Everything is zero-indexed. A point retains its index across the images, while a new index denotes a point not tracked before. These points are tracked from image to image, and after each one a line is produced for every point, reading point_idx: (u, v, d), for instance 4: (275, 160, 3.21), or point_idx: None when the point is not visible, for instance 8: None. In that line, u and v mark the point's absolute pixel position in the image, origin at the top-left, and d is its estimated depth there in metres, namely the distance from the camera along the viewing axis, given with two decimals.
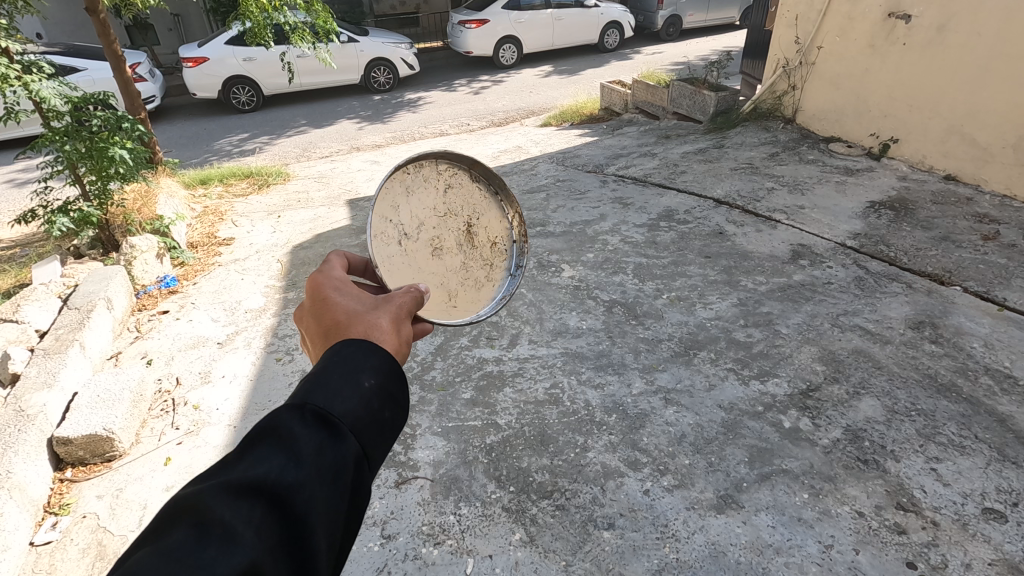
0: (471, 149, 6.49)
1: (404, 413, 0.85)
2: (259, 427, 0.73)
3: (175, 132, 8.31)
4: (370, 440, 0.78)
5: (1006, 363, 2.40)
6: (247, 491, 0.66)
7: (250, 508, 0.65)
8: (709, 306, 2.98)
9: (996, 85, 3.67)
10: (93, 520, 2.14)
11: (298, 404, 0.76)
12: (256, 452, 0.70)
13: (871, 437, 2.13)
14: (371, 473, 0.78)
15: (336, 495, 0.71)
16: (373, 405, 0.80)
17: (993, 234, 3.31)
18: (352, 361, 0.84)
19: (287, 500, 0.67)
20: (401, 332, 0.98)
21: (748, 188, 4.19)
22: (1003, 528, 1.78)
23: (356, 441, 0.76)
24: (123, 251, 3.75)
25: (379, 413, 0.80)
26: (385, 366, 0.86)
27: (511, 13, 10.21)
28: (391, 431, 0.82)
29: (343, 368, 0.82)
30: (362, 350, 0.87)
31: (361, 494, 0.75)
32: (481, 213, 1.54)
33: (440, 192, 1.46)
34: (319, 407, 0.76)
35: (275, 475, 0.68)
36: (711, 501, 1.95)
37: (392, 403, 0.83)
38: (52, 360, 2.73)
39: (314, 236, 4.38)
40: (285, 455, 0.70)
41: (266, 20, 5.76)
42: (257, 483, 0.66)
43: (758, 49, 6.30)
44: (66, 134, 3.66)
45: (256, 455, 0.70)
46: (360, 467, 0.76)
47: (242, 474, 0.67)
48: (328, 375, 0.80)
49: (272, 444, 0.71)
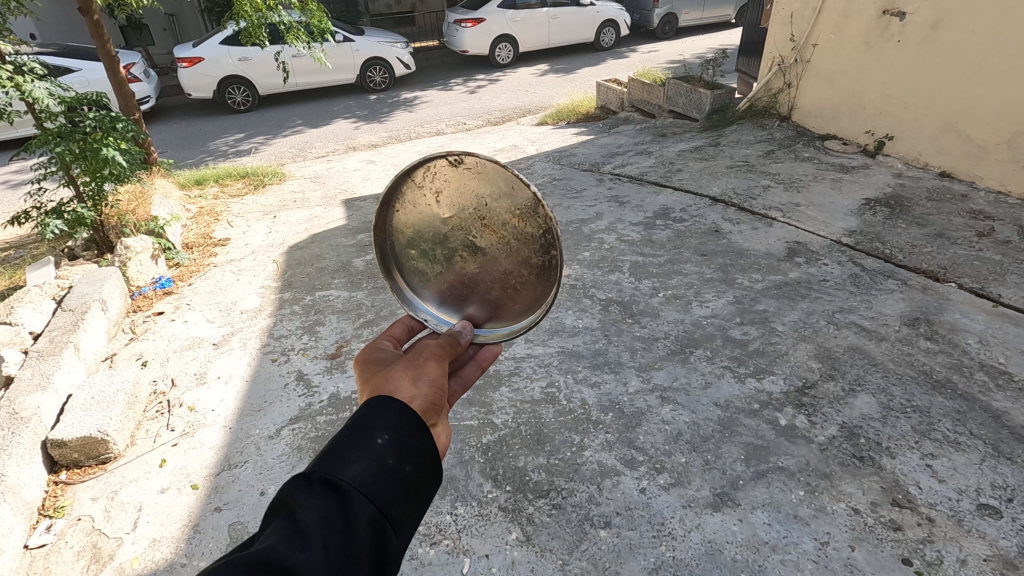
0: (468, 148, 6.48)
1: (423, 466, 0.86)
2: (276, 502, 0.78)
3: (170, 133, 8.27)
4: (386, 497, 0.80)
5: (1001, 360, 2.41)
6: (257, 569, 0.70)
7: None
8: (705, 304, 2.98)
9: (991, 82, 3.68)
10: (89, 522, 2.13)
11: (308, 473, 0.79)
12: (269, 531, 0.75)
13: (867, 434, 2.13)
14: (391, 530, 0.80)
15: (349, 561, 0.74)
16: (388, 462, 0.82)
17: (988, 231, 3.31)
18: (364, 421, 0.86)
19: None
20: (423, 371, 1.00)
21: (744, 186, 4.20)
22: (997, 523, 1.78)
23: (367, 502, 0.78)
24: (118, 252, 3.74)
25: (396, 471, 0.82)
26: (401, 420, 0.88)
27: (507, 12, 10.19)
28: (411, 485, 0.83)
29: (355, 429, 0.85)
30: (375, 407, 0.89)
31: (381, 553, 0.78)
32: (487, 197, 1.21)
33: (433, 207, 1.29)
34: (328, 473, 0.79)
35: (284, 551, 0.72)
36: (708, 499, 1.96)
37: (408, 457, 0.85)
38: (46, 362, 2.72)
39: (309, 237, 4.37)
40: (295, 536, 0.73)
41: (260, 20, 5.73)
42: (266, 560, 0.71)
43: (753, 47, 6.31)
44: (59, 135, 3.64)
45: (268, 534, 0.75)
46: (376, 528, 0.78)
47: (251, 553, 0.71)
48: (340, 440, 0.83)
49: (284, 520, 0.75)
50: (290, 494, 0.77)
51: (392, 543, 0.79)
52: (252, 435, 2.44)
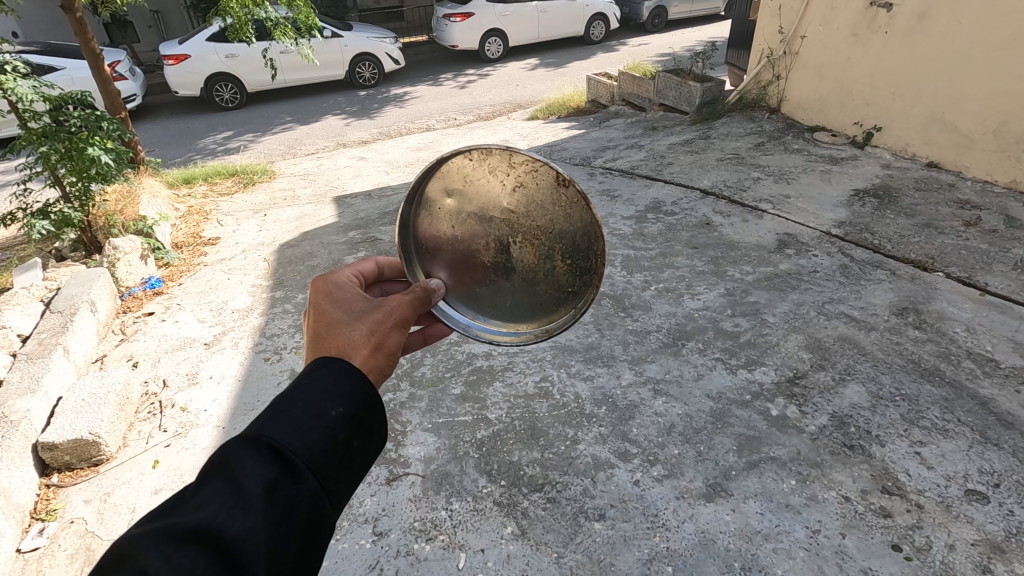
0: (459, 144, 6.46)
1: (372, 441, 0.82)
2: (213, 462, 0.72)
3: (157, 131, 8.20)
4: (330, 472, 0.76)
5: (987, 348, 2.44)
6: (194, 537, 0.64)
7: (193, 558, 0.63)
8: (697, 297, 2.99)
9: (977, 72, 3.71)
10: (82, 525, 2.12)
11: (256, 437, 0.73)
12: (205, 492, 0.69)
13: (857, 423, 2.16)
14: (331, 505, 0.76)
15: (286, 535, 0.69)
16: (339, 435, 0.77)
17: (975, 220, 3.35)
18: (320, 387, 0.81)
19: (234, 545, 0.65)
20: (382, 341, 0.94)
21: (734, 178, 4.22)
22: (985, 508, 1.81)
23: (314, 476, 0.74)
24: (106, 253, 3.71)
25: (345, 445, 0.78)
26: (358, 392, 0.83)
27: (496, 6, 10.14)
28: (355, 462, 0.79)
29: (312, 393, 0.79)
30: (335, 372, 0.83)
31: (319, 530, 0.73)
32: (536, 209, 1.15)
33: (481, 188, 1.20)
34: (270, 439, 0.73)
35: (224, 517, 0.66)
36: (700, 490, 1.97)
37: (358, 431, 0.80)
38: (35, 365, 2.69)
39: (300, 235, 4.34)
40: (230, 499, 0.68)
41: (246, 16, 5.65)
42: (204, 527, 0.65)
43: (743, 39, 6.32)
44: (44, 135, 3.59)
45: (206, 495, 0.68)
46: (317, 504, 0.73)
47: (188, 518, 0.66)
48: (291, 405, 0.77)
49: (225, 481, 0.69)
50: (238, 457, 0.72)
51: (329, 516, 0.75)
52: None
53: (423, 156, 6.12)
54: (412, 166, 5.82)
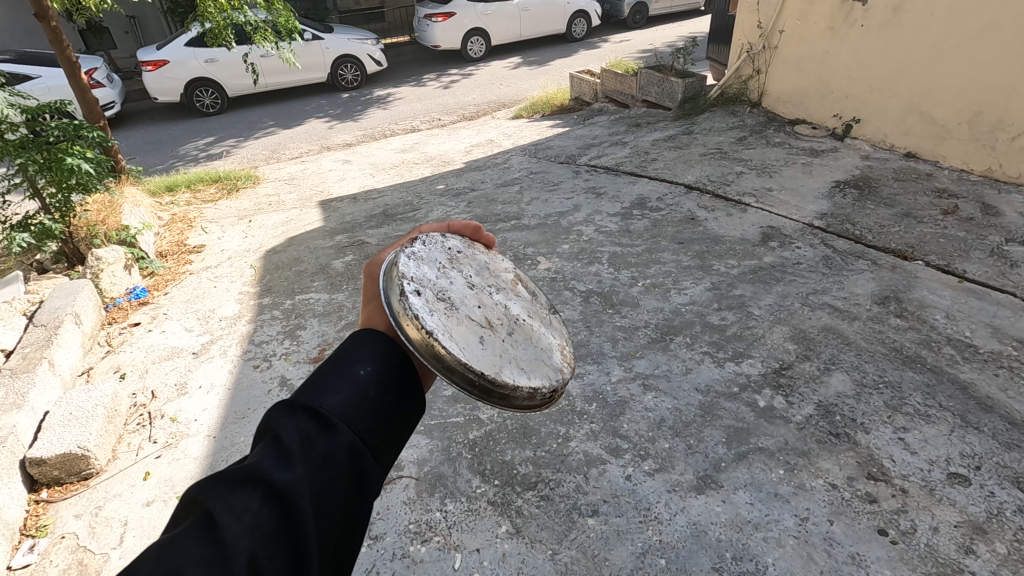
0: (444, 144, 6.45)
1: (406, 399, 0.85)
2: (263, 430, 0.77)
3: (137, 138, 8.10)
4: (366, 425, 0.79)
5: (966, 333, 2.50)
6: (243, 483, 0.69)
7: (247, 501, 0.68)
8: (684, 292, 3.02)
9: (951, 63, 3.78)
10: (73, 540, 2.11)
11: (298, 401, 0.79)
12: (255, 451, 0.74)
13: (842, 411, 2.20)
14: (372, 457, 0.79)
15: (329, 482, 0.73)
16: (368, 393, 0.81)
17: (953, 209, 3.41)
18: (346, 355, 0.85)
19: (281, 491, 0.69)
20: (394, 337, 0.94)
21: (718, 173, 4.26)
22: (967, 491, 1.86)
23: (349, 429, 0.77)
24: (89, 264, 3.67)
25: (377, 402, 0.81)
26: (385, 352, 0.87)
27: (477, 5, 10.12)
28: (395, 416, 0.83)
29: (338, 366, 0.83)
30: (353, 349, 0.86)
31: (361, 478, 0.77)
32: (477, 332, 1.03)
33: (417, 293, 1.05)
34: (301, 396, 0.79)
35: (270, 465, 0.71)
36: (691, 482, 2.00)
37: (390, 389, 0.84)
38: (20, 380, 2.66)
39: (286, 240, 4.32)
40: (270, 450, 0.73)
41: (225, 21, 5.57)
42: (251, 476, 0.70)
43: (723, 34, 6.38)
44: (22, 146, 3.53)
45: (253, 453, 0.74)
46: (359, 453, 0.77)
47: (241, 468, 0.71)
48: (322, 370, 0.82)
49: (269, 440, 0.75)
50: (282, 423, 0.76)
51: (372, 469, 0.78)
52: (237, 443, 2.41)
53: (407, 158, 6.10)
54: (398, 168, 5.81)
